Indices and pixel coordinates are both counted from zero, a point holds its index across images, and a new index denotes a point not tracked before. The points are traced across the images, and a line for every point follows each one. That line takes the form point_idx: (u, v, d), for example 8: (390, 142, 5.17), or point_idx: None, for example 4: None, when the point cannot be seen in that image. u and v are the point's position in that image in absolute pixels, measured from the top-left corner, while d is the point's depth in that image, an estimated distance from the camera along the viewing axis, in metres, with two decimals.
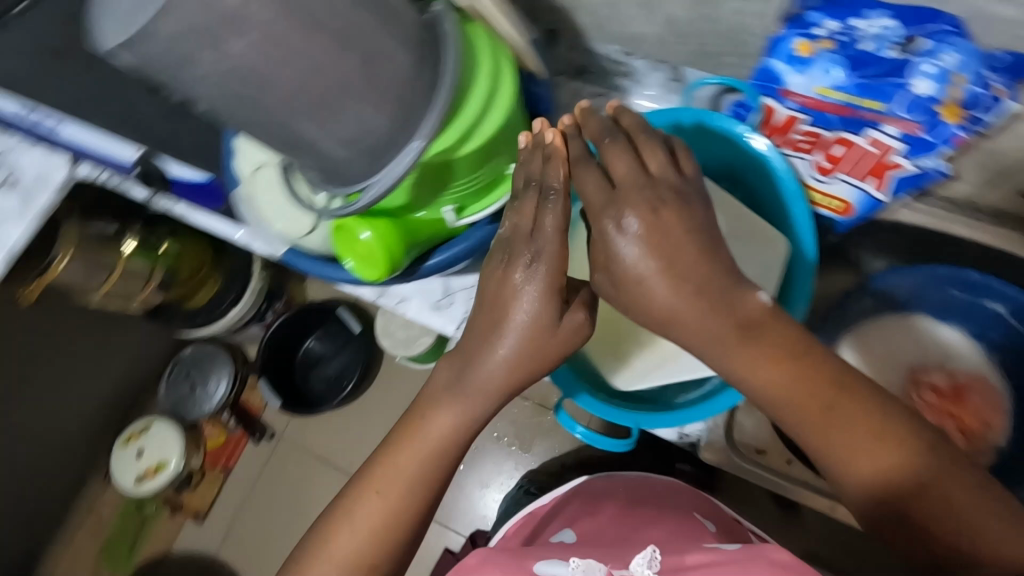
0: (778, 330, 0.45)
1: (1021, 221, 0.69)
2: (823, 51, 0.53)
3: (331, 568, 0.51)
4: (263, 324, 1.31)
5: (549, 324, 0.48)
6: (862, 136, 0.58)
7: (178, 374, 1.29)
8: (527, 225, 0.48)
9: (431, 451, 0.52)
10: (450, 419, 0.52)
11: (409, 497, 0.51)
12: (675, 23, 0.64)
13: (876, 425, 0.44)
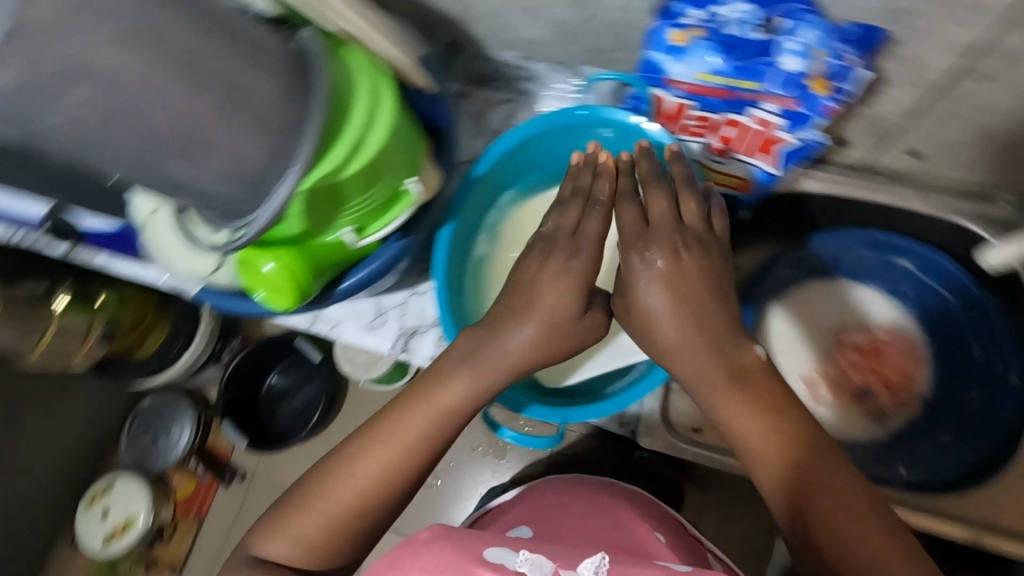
0: (763, 379, 0.51)
1: (914, 178, 0.73)
2: (695, 38, 0.55)
3: (324, 513, 0.53)
4: (220, 364, 1.24)
5: (572, 315, 0.54)
6: (746, 116, 0.60)
7: (138, 427, 1.25)
8: (568, 228, 0.56)
9: (435, 416, 0.55)
10: (460, 388, 0.55)
11: (406, 458, 0.54)
12: (561, 25, 0.66)
13: (814, 466, 0.48)
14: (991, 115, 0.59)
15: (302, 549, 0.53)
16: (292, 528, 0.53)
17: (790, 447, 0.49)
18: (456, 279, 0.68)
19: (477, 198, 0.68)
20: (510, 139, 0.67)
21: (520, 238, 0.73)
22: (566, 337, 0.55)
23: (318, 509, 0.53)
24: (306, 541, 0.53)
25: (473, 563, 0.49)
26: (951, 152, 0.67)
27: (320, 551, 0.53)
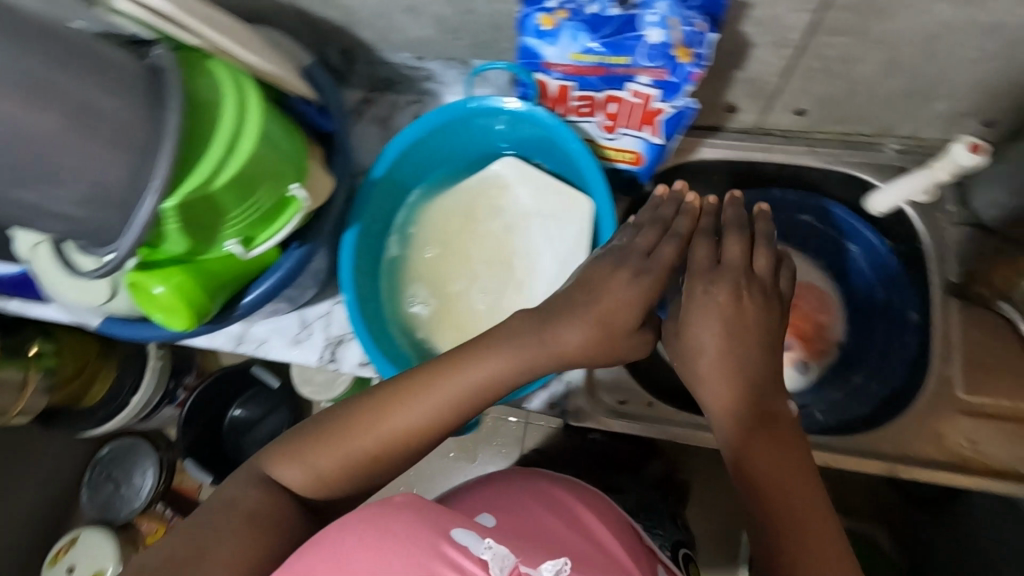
0: (787, 421, 0.52)
1: (808, 136, 0.76)
2: (562, 20, 0.57)
3: (337, 453, 0.52)
4: (176, 405, 1.20)
5: (623, 328, 0.53)
6: (624, 91, 0.61)
7: (100, 474, 1.22)
8: (642, 249, 0.56)
9: (474, 381, 0.53)
10: (498, 360, 0.54)
11: (437, 419, 0.53)
12: (443, 21, 0.67)
13: (798, 469, 0.50)
14: (853, 65, 0.62)
15: (313, 478, 0.53)
16: (309, 461, 0.53)
17: (764, 459, 0.50)
18: (366, 282, 0.67)
19: (377, 201, 0.68)
20: (401, 141, 0.66)
21: (430, 234, 0.74)
22: (619, 345, 0.53)
23: (338, 446, 0.52)
24: (319, 471, 0.53)
25: (439, 540, 0.44)
26: (830, 105, 0.70)
27: (332, 483, 0.53)
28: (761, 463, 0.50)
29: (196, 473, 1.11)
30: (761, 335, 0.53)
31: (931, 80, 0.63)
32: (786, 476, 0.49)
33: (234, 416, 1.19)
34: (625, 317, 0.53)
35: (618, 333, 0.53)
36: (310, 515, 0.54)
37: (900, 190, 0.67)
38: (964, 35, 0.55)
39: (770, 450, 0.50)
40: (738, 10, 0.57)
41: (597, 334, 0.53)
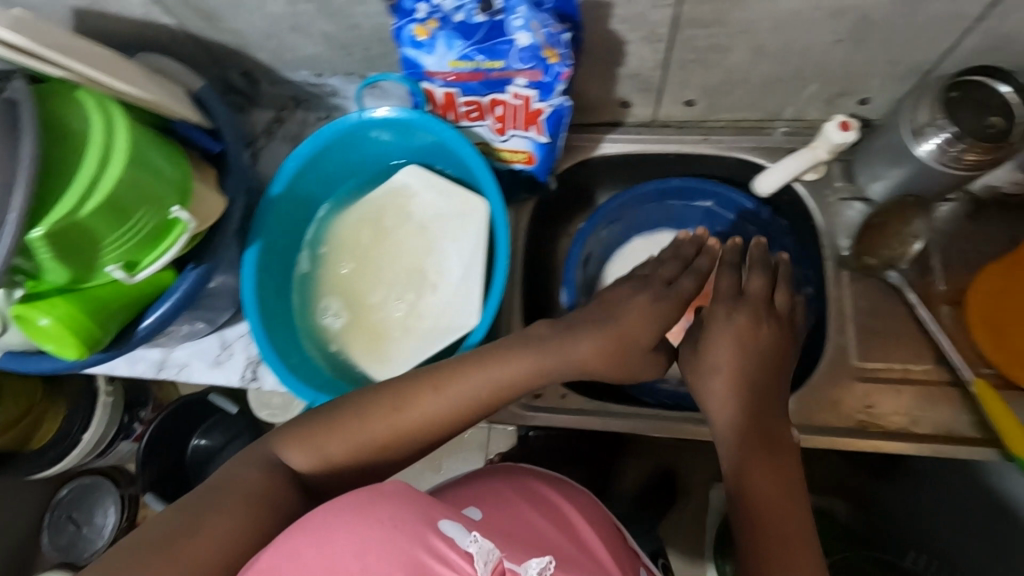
0: (786, 443, 0.54)
1: (702, 125, 0.79)
2: (434, 29, 0.59)
3: (346, 441, 0.53)
4: (134, 438, 1.18)
5: (641, 344, 0.57)
6: (506, 94, 0.63)
7: (59, 516, 1.20)
8: (665, 277, 0.60)
9: (496, 378, 0.56)
10: (520, 362, 0.57)
11: (454, 413, 0.56)
12: (331, 37, 0.69)
13: (789, 487, 0.51)
14: (724, 55, 0.65)
15: (320, 461, 0.53)
16: (320, 444, 0.53)
17: (759, 473, 0.51)
18: (272, 299, 0.68)
19: (278, 218, 0.69)
20: (299, 158, 0.68)
21: (339, 248, 0.73)
22: (631, 360, 0.58)
23: (353, 432, 0.53)
24: (329, 455, 0.53)
25: (426, 530, 0.43)
26: (715, 94, 0.73)
27: (339, 470, 0.54)
28: (758, 482, 0.51)
29: (155, 504, 1.07)
30: (769, 358, 0.57)
31: (799, 64, 0.66)
32: (781, 498, 0.50)
33: (196, 444, 1.17)
34: (637, 330, 0.57)
35: (630, 350, 0.57)
36: (305, 497, 0.53)
37: (784, 167, 0.70)
38: (813, 21, 0.59)
39: (764, 470, 0.51)
40: (601, 10, 0.59)
41: (601, 347, 0.57)
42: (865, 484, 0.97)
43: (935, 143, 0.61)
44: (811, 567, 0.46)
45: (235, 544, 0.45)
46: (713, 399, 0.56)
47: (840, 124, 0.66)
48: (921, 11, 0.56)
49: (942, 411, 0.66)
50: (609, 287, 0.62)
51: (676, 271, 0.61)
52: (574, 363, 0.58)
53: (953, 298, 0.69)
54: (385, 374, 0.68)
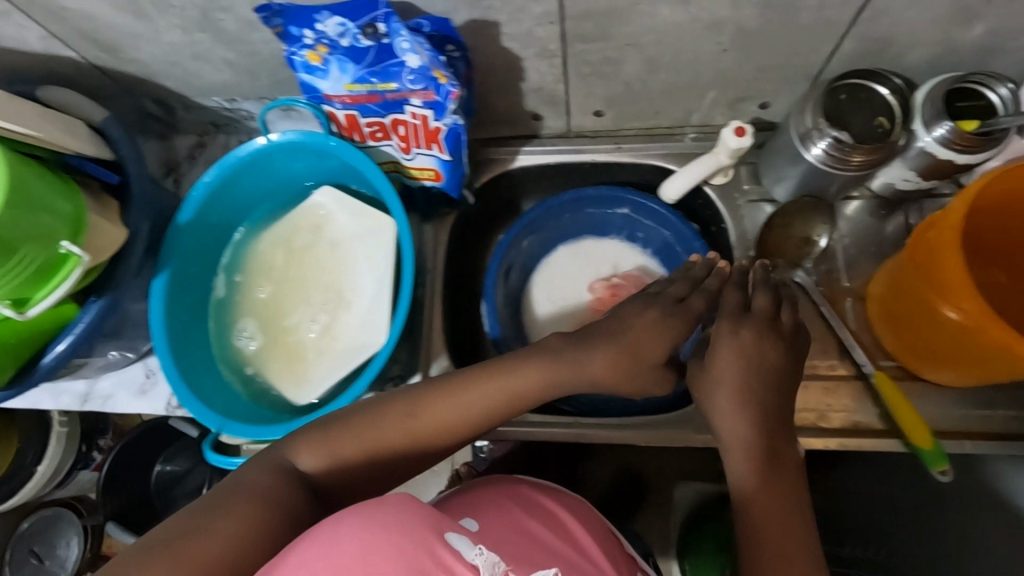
0: (791, 458, 0.54)
1: (617, 134, 0.80)
2: (325, 54, 0.59)
3: (359, 448, 0.54)
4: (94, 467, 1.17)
5: (649, 358, 0.57)
6: (405, 113, 0.64)
7: (20, 550, 1.17)
8: (675, 295, 0.60)
9: (508, 390, 0.56)
10: (532, 376, 0.57)
11: (464, 423, 0.56)
12: (234, 64, 0.69)
13: (790, 503, 0.51)
14: (619, 66, 0.66)
15: (335, 463, 0.53)
16: (334, 445, 0.54)
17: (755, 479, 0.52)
18: (184, 325, 0.68)
19: (188, 244, 0.69)
20: (208, 184, 0.68)
21: (257, 272, 0.74)
22: (640, 375, 0.57)
23: (368, 435, 0.54)
24: (344, 457, 0.54)
25: (433, 542, 0.42)
26: (621, 104, 0.74)
27: (352, 474, 0.55)
28: (758, 491, 0.51)
29: (116, 535, 1.06)
30: (778, 368, 0.55)
31: (694, 73, 0.68)
32: (782, 511, 0.50)
33: (161, 470, 1.15)
34: (647, 344, 0.57)
35: (639, 367, 0.57)
36: (313, 499, 0.52)
37: (688, 172, 0.71)
38: (696, 31, 0.60)
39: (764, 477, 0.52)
40: (489, 29, 0.60)
41: (613, 368, 0.56)
42: None
43: (823, 147, 0.63)
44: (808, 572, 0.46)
45: (240, 549, 0.44)
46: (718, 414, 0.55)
47: (735, 129, 0.67)
48: (795, 18, 0.58)
49: (847, 406, 0.67)
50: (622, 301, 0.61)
51: (688, 289, 0.61)
52: (587, 378, 0.57)
53: (859, 292, 0.71)
54: (298, 395, 0.68)
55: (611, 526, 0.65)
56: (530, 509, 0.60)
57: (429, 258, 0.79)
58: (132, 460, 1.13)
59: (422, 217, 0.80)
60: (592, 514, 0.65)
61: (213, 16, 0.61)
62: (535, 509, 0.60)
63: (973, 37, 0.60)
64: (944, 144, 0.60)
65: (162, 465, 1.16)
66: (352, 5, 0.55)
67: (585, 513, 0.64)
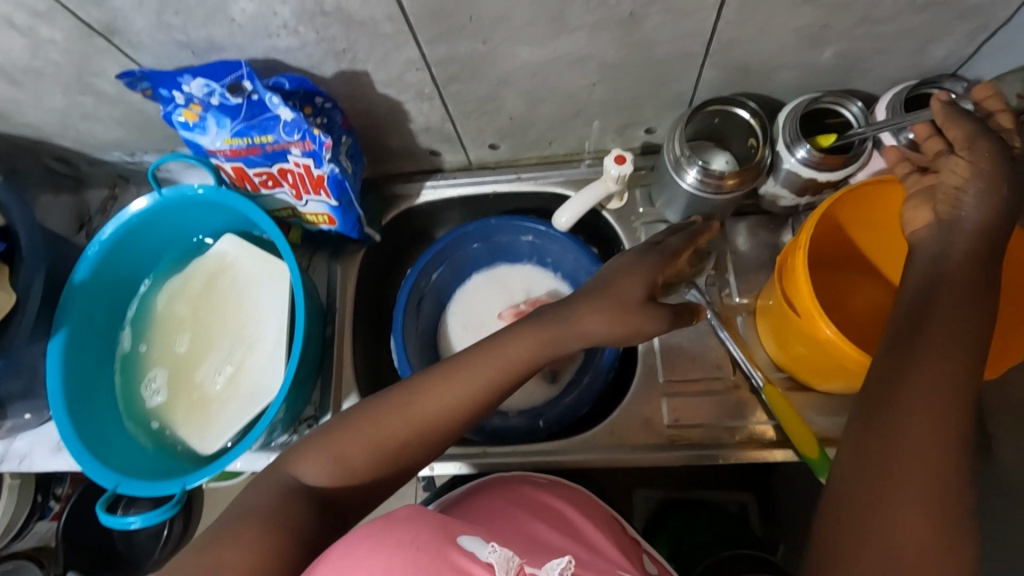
0: (957, 394, 0.41)
1: (517, 163, 0.82)
2: (201, 112, 0.61)
3: (360, 445, 0.50)
4: (51, 517, 1.08)
5: (634, 300, 0.54)
6: (288, 163, 0.65)
7: None
8: (650, 242, 0.59)
9: (511, 360, 0.53)
10: (528, 343, 0.53)
11: (466, 406, 0.52)
12: (124, 121, 0.70)
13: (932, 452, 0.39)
14: (499, 104, 0.68)
15: (339, 471, 0.50)
16: (335, 451, 0.51)
17: (908, 411, 0.41)
18: (87, 383, 0.69)
19: (87, 304, 0.70)
20: (104, 241, 0.70)
21: (165, 322, 0.74)
22: (635, 320, 0.54)
23: (368, 437, 0.50)
24: (347, 464, 0.50)
25: (446, 547, 0.42)
26: (513, 136, 0.76)
27: (357, 477, 0.51)
28: (906, 426, 0.40)
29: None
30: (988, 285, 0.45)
31: (574, 106, 0.70)
32: (925, 455, 0.39)
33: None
34: (635, 293, 0.54)
35: (643, 314, 0.54)
36: (320, 511, 0.49)
37: (578, 202, 0.73)
38: (562, 68, 0.62)
39: (928, 412, 0.40)
40: (361, 78, 0.62)
41: (618, 321, 0.54)
42: (762, 476, 1.01)
43: (695, 174, 0.66)
44: (922, 533, 0.37)
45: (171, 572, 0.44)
46: (921, 334, 0.44)
47: (616, 157, 0.69)
48: (652, 52, 0.60)
49: (749, 418, 0.69)
50: (617, 261, 0.58)
51: (687, 240, 0.59)
52: (587, 336, 0.54)
53: (751, 308, 0.74)
54: (206, 443, 0.68)
55: (614, 513, 0.68)
56: (529, 505, 0.61)
57: (338, 298, 0.80)
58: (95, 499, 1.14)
59: (330, 257, 0.81)
60: (594, 503, 0.67)
61: (89, 80, 0.62)
62: (533, 504, 0.61)
63: (824, 60, 0.62)
64: (807, 164, 0.63)
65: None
66: (215, 66, 0.56)
67: (585, 503, 0.66)
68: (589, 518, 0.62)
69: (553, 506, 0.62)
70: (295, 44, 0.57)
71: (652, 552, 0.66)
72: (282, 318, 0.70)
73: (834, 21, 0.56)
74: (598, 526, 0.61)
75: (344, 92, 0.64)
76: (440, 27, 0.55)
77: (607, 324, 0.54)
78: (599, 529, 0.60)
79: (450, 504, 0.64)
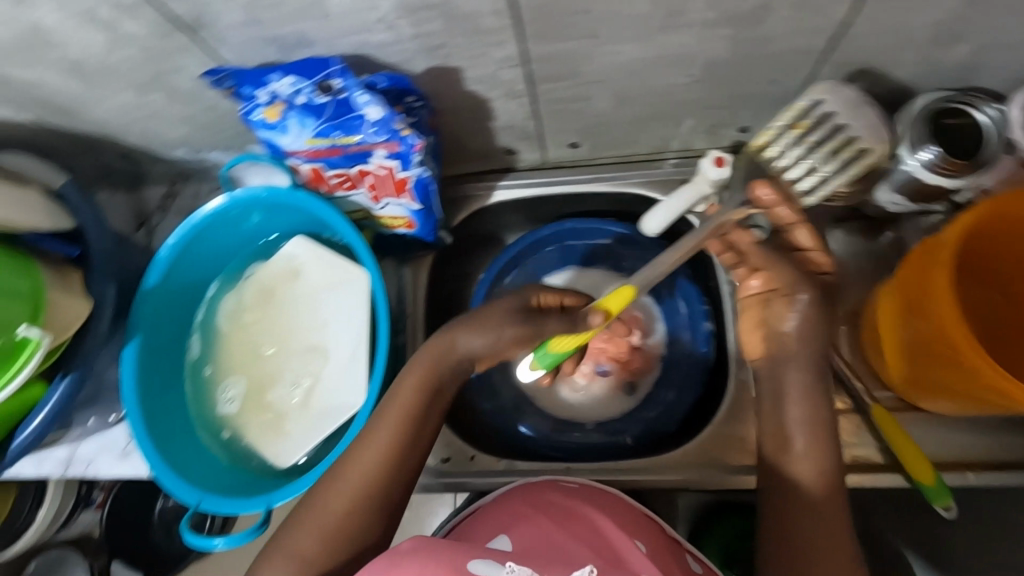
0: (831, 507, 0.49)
1: (595, 163, 0.77)
2: (283, 111, 0.57)
3: (318, 533, 0.51)
4: (95, 506, 1.08)
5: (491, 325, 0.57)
6: (370, 165, 0.61)
7: None
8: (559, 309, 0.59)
9: (414, 405, 0.55)
10: (406, 393, 0.55)
11: (401, 463, 0.54)
12: (193, 119, 0.67)
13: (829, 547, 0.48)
14: (589, 103, 0.64)
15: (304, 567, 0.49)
16: (290, 550, 0.50)
17: (805, 538, 0.48)
18: (160, 393, 0.67)
19: (159, 310, 0.68)
20: (175, 245, 0.67)
21: (232, 328, 0.72)
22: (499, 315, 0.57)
23: (319, 523, 0.51)
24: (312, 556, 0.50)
25: None
26: (595, 136, 0.71)
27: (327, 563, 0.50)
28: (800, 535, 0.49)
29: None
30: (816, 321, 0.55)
31: (668, 105, 0.65)
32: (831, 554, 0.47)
33: (162, 506, 1.09)
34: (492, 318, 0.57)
35: (502, 340, 0.56)
36: None
37: (662, 206, 0.70)
38: (665, 66, 0.58)
39: (822, 537, 0.48)
40: (451, 75, 0.58)
41: (489, 339, 0.56)
42: None
43: (804, 176, 0.61)
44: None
45: None
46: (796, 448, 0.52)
47: (715, 158, 0.65)
48: (768, 49, 0.55)
49: (845, 440, 0.65)
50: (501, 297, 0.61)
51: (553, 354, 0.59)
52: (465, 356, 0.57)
53: (851, 320, 0.69)
54: (281, 457, 0.66)
55: (643, 508, 0.62)
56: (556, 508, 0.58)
57: (409, 303, 0.77)
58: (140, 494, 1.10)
59: (398, 260, 0.78)
60: (621, 502, 0.61)
61: (164, 77, 0.59)
62: (558, 508, 0.58)
63: (955, 58, 0.57)
64: (931, 169, 0.58)
65: (162, 501, 1.09)
66: (306, 62, 0.53)
67: (617, 505, 0.60)
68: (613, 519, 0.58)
69: (576, 506, 0.58)
70: (388, 40, 0.52)
71: (699, 554, 0.60)
72: (357, 324, 0.67)
73: (980, 14, 0.51)
74: (626, 527, 0.57)
75: (430, 89, 0.60)
76: (545, 23, 0.50)
77: (482, 344, 0.56)
78: (628, 534, 0.56)
79: (480, 506, 0.62)
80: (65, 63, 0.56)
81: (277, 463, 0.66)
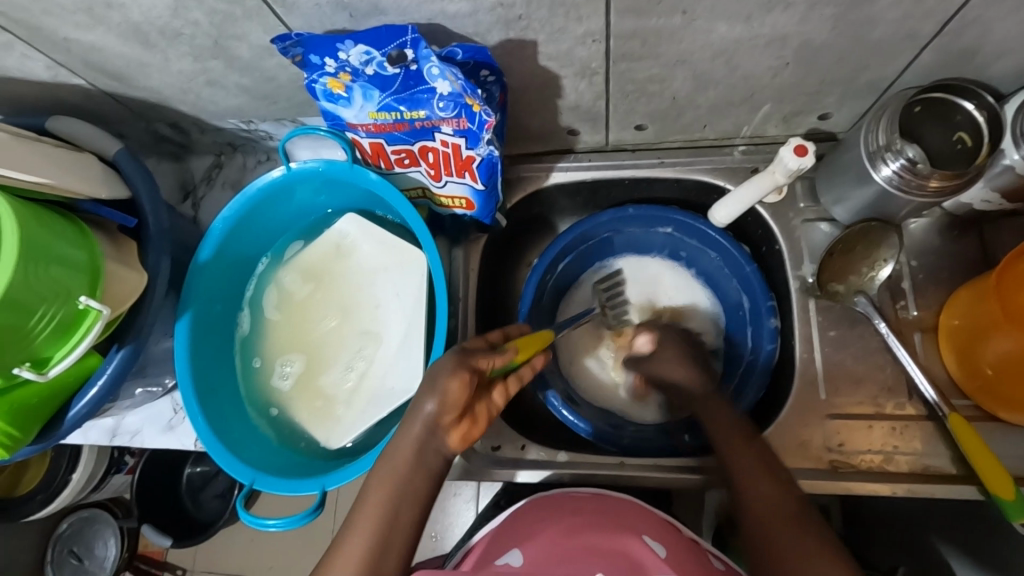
0: (752, 442, 0.55)
1: (658, 148, 0.74)
2: (348, 82, 0.54)
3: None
4: (126, 471, 1.07)
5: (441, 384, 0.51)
6: (434, 141, 0.59)
7: (60, 552, 1.09)
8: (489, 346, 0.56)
9: (408, 458, 0.52)
10: (386, 472, 0.52)
11: (394, 523, 0.50)
12: (251, 89, 0.65)
13: (767, 465, 0.53)
14: (666, 84, 0.60)
15: None
16: None
17: (740, 461, 0.54)
18: (211, 368, 0.66)
19: (211, 283, 0.67)
20: (228, 218, 0.65)
21: (282, 304, 0.70)
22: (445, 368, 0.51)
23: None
24: None
25: None
26: (665, 119, 0.67)
27: None
28: (737, 463, 0.54)
29: (154, 538, 1.03)
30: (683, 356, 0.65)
31: (750, 89, 0.61)
32: (758, 474, 0.52)
33: (190, 472, 1.12)
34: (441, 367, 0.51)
35: (443, 372, 0.51)
36: None
37: (722, 211, 0.69)
38: (755, 47, 0.54)
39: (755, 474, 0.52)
40: (526, 50, 0.55)
41: (437, 396, 0.50)
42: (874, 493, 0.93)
43: (894, 168, 0.57)
44: (790, 506, 0.50)
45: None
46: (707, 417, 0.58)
47: (796, 148, 0.60)
48: (871, 32, 0.51)
49: (915, 449, 0.62)
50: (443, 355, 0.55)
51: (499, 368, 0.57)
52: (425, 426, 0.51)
53: (927, 325, 0.66)
54: (331, 440, 0.65)
55: (666, 516, 0.62)
56: (587, 524, 0.58)
57: (460, 287, 0.74)
58: (170, 459, 1.11)
59: (450, 241, 0.75)
60: (638, 511, 0.61)
61: (225, 44, 0.56)
62: (583, 524, 0.58)
63: None
64: None
65: (191, 467, 1.13)
66: (377, 32, 0.49)
67: (635, 513, 0.61)
68: (628, 530, 0.58)
69: (590, 515, 0.60)
70: (466, 10, 0.49)
71: (720, 556, 0.61)
72: (414, 309, 0.66)
73: None
74: (640, 537, 0.57)
75: (501, 64, 0.57)
76: None
77: (433, 405, 0.50)
78: (641, 539, 0.56)
79: (516, 507, 0.63)
80: (126, 26, 0.54)
81: (326, 444, 0.65)
